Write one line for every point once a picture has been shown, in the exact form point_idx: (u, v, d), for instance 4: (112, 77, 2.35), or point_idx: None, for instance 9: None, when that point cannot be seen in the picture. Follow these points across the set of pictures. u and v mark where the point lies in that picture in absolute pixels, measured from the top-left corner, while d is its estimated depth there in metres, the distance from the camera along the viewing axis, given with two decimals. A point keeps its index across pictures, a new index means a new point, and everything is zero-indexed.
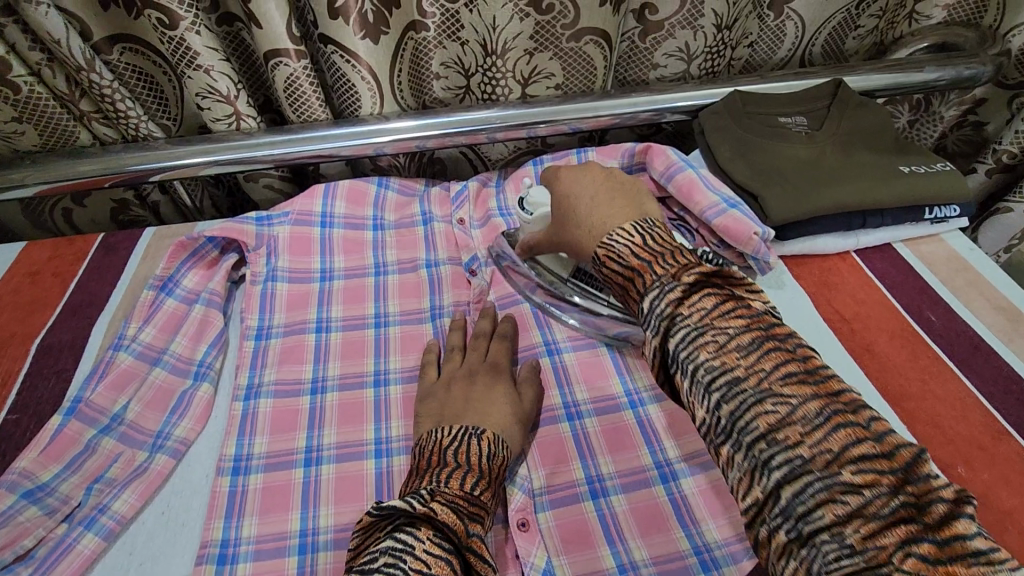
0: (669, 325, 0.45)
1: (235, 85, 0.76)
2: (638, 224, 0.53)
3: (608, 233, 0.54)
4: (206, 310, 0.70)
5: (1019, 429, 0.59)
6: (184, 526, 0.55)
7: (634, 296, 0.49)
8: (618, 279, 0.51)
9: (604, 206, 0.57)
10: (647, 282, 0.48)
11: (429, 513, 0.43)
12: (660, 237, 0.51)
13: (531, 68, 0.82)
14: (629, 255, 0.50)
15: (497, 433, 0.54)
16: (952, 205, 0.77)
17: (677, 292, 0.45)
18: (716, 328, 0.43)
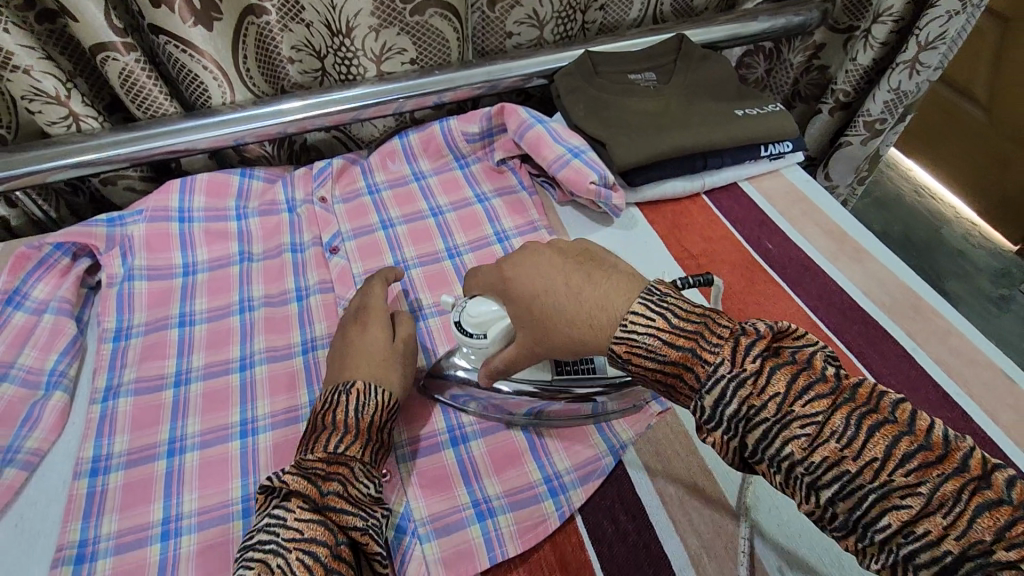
0: (744, 424, 0.39)
1: (64, 84, 0.73)
2: (646, 298, 0.45)
3: (622, 323, 0.44)
4: (57, 318, 0.68)
5: (837, 333, 0.66)
6: (40, 535, 0.53)
7: (685, 392, 0.42)
8: (657, 375, 0.43)
9: (592, 290, 0.47)
10: (701, 376, 0.40)
11: (284, 485, 0.47)
12: (680, 309, 0.44)
13: (381, 45, 0.83)
14: (662, 346, 0.42)
15: (370, 384, 0.55)
16: (784, 141, 0.83)
17: (745, 386, 0.39)
18: (799, 419, 0.37)
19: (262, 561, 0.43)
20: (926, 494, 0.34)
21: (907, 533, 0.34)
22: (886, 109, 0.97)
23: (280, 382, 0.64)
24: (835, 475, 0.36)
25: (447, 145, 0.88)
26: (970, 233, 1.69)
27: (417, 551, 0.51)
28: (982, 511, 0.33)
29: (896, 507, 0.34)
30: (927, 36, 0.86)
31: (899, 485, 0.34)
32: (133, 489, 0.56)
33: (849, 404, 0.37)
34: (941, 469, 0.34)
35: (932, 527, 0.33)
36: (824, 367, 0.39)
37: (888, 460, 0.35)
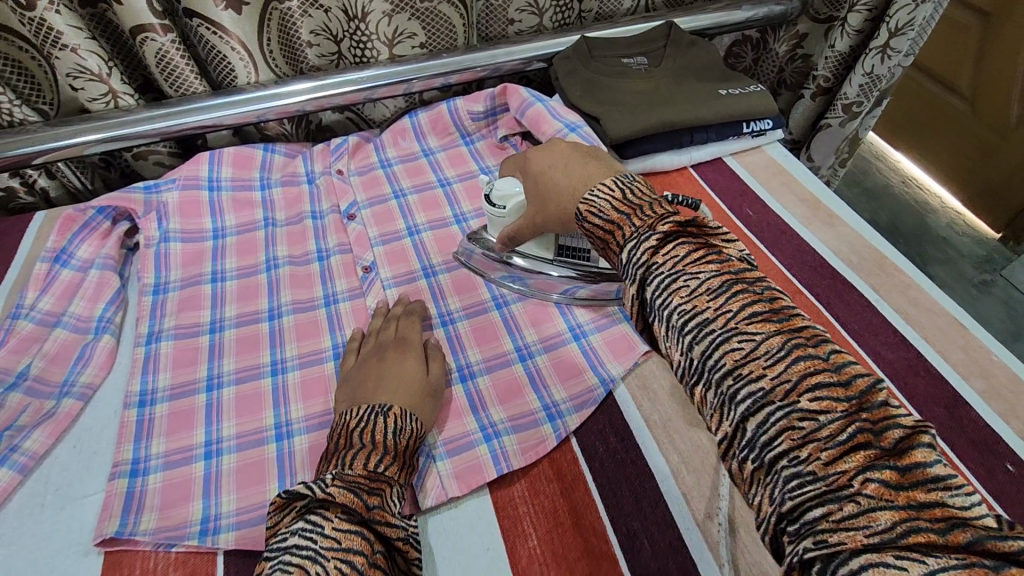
0: (644, 273, 0.43)
1: (106, 62, 0.80)
2: (618, 180, 0.53)
3: (590, 188, 0.53)
4: (102, 273, 0.75)
5: (808, 287, 0.73)
6: (96, 454, 0.60)
7: (614, 247, 0.49)
8: (599, 233, 0.51)
9: (580, 169, 0.58)
10: (625, 233, 0.47)
11: (328, 496, 0.47)
12: (639, 190, 0.51)
13: (393, 29, 0.90)
14: (609, 208, 0.50)
15: (406, 409, 0.56)
16: (765, 119, 0.90)
17: (652, 240, 0.44)
18: (687, 273, 0.41)
19: (301, 566, 0.42)
20: (758, 340, 0.37)
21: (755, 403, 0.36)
22: (862, 92, 1.05)
23: (306, 329, 0.71)
24: (694, 322, 0.40)
25: (455, 124, 0.95)
26: (954, 222, 1.72)
27: (433, 468, 0.58)
28: (800, 360, 0.36)
29: (741, 358, 0.37)
30: (896, 23, 0.93)
31: (743, 331, 0.38)
32: (178, 416, 0.63)
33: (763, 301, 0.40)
34: (778, 324, 0.38)
35: (755, 368, 0.36)
36: (729, 255, 0.43)
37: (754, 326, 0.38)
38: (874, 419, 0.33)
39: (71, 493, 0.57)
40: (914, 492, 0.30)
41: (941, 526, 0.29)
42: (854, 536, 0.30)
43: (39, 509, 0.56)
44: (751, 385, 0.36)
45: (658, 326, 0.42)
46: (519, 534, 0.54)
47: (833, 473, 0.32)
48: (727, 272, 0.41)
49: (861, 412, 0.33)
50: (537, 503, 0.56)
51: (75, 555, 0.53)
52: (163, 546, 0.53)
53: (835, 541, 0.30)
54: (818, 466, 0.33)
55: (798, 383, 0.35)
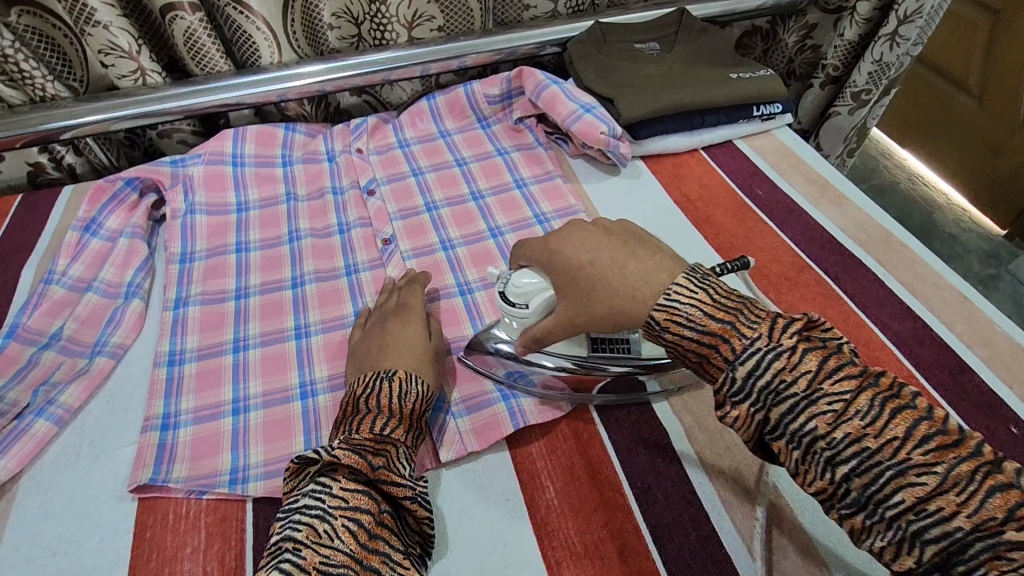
0: (772, 396, 0.41)
1: (136, 40, 0.83)
2: (691, 275, 0.48)
3: (663, 290, 0.48)
4: (130, 242, 0.77)
5: (817, 262, 0.74)
6: (128, 409, 0.62)
7: (717, 363, 0.45)
8: (691, 347, 0.46)
9: (636, 265, 0.51)
10: (736, 348, 0.43)
11: (333, 459, 0.47)
12: (721, 289, 0.47)
13: (413, 12, 0.93)
14: (703, 317, 0.45)
15: (410, 374, 0.57)
16: (775, 102, 0.92)
17: (779, 359, 0.42)
18: (829, 395, 0.40)
19: (310, 525, 0.43)
20: (941, 473, 0.36)
21: (917, 509, 0.36)
22: (870, 80, 1.07)
23: (328, 296, 0.73)
24: (854, 450, 0.38)
25: (471, 107, 0.97)
26: (960, 219, 1.73)
27: (452, 423, 0.60)
28: (994, 492, 0.35)
29: (910, 485, 0.37)
30: (905, 11, 0.95)
31: (914, 463, 0.37)
32: (206, 375, 0.65)
33: (874, 387, 0.40)
34: (957, 452, 0.37)
35: (944, 503, 0.36)
36: (850, 354, 0.43)
37: (902, 436, 0.38)
38: None
39: (104, 444, 0.59)
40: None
41: None
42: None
43: (75, 459, 0.58)
44: (914, 501, 0.36)
45: (785, 446, 0.41)
46: (536, 487, 0.56)
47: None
48: (869, 385, 0.40)
49: None
50: (554, 460, 0.58)
51: (112, 500, 0.55)
52: (195, 493, 0.55)
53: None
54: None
55: (1002, 515, 0.34)
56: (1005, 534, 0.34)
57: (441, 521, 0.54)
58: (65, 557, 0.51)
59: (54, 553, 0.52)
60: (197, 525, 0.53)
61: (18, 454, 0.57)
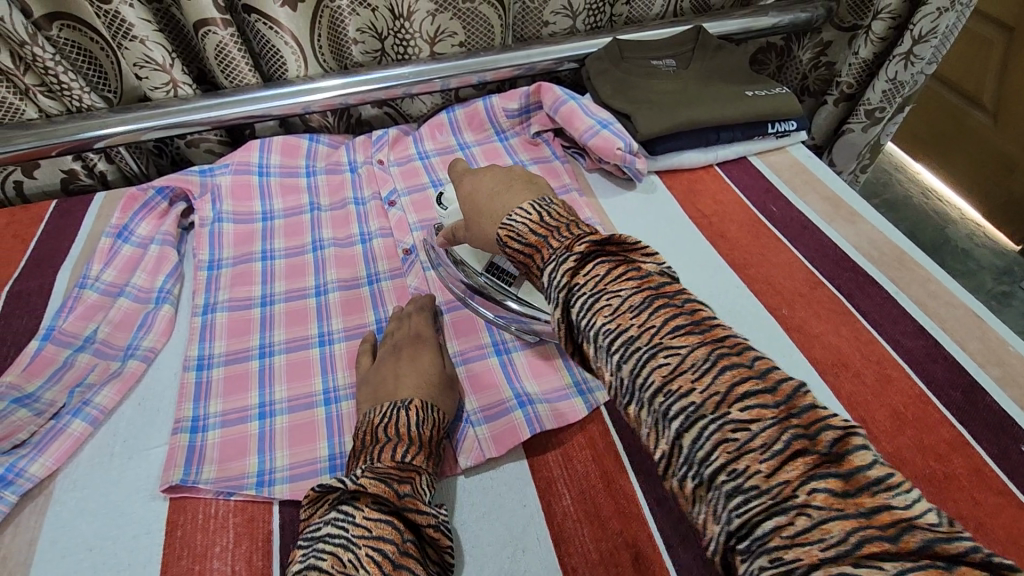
0: (567, 296, 0.44)
1: (169, 54, 0.86)
2: (535, 203, 0.55)
3: (509, 213, 0.56)
4: (161, 249, 0.80)
5: (830, 278, 0.76)
6: (159, 411, 0.64)
7: (535, 272, 0.51)
8: (520, 257, 0.53)
9: (503, 193, 0.61)
10: (543, 256, 0.49)
11: (359, 487, 0.49)
12: (555, 212, 0.54)
13: (436, 28, 0.95)
14: (527, 232, 0.52)
15: (426, 401, 0.59)
16: (790, 120, 0.94)
17: (571, 262, 0.45)
18: (608, 292, 0.42)
19: (335, 555, 0.45)
20: (683, 354, 0.39)
21: (668, 391, 0.38)
22: (885, 98, 1.08)
23: (351, 305, 0.75)
24: (621, 339, 0.41)
25: (490, 121, 1.00)
26: (974, 234, 1.73)
27: (471, 432, 0.62)
28: (726, 370, 0.37)
29: (661, 365, 0.39)
30: (920, 30, 0.96)
31: (667, 345, 0.39)
32: (234, 380, 0.67)
33: (652, 289, 0.42)
34: (701, 336, 0.39)
35: (683, 383, 0.38)
36: (649, 269, 0.45)
37: (661, 324, 0.40)
38: (806, 423, 0.35)
39: (136, 444, 0.61)
40: (862, 498, 0.31)
41: (894, 533, 0.30)
42: (810, 552, 0.30)
43: (109, 458, 0.60)
44: (664, 381, 0.38)
45: (585, 346, 0.43)
46: (553, 494, 0.57)
47: (777, 486, 0.33)
48: (648, 287, 0.42)
49: (792, 417, 0.35)
50: (571, 468, 0.59)
51: (144, 499, 0.57)
52: (224, 494, 0.57)
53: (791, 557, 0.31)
54: (761, 480, 0.34)
55: (728, 395, 0.36)
56: (731, 414, 0.36)
57: (460, 525, 0.56)
58: (101, 553, 0.54)
59: (90, 548, 0.54)
60: (226, 525, 0.55)
61: (55, 451, 0.59)
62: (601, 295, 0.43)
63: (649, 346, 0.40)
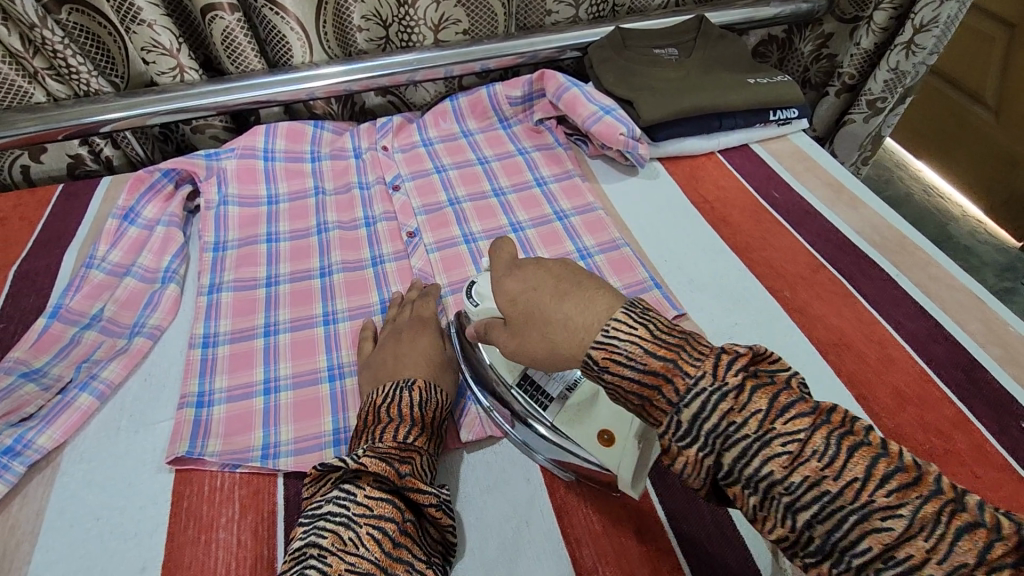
0: (723, 442, 0.36)
1: (176, 38, 0.87)
2: (630, 308, 0.42)
3: (601, 327, 0.41)
4: (167, 230, 0.80)
5: (831, 262, 0.76)
6: (165, 386, 0.65)
7: (660, 405, 0.39)
8: (633, 388, 0.40)
9: (574, 295, 0.45)
10: (680, 387, 0.38)
11: (361, 467, 0.49)
12: (663, 322, 0.41)
13: (440, 15, 0.96)
14: (643, 354, 0.39)
15: (428, 382, 0.59)
16: (791, 108, 0.94)
17: (726, 400, 0.37)
18: (783, 437, 0.35)
19: (335, 532, 0.45)
20: (907, 516, 0.32)
21: (888, 558, 0.32)
22: (886, 88, 1.08)
23: (355, 285, 0.76)
24: (815, 497, 0.34)
25: (493, 108, 1.00)
26: (976, 230, 1.73)
27: (474, 409, 0.62)
28: (963, 535, 0.31)
29: (876, 531, 0.32)
30: (921, 19, 0.97)
31: (880, 506, 0.33)
32: (239, 356, 0.68)
33: (829, 424, 0.35)
34: (919, 491, 0.33)
35: (914, 551, 0.31)
36: (799, 390, 0.38)
37: (867, 478, 0.33)
38: None
39: (143, 418, 0.62)
40: None
41: None
42: (918, 545, 0.31)
43: (115, 432, 0.61)
44: (883, 550, 0.32)
45: (742, 493, 0.36)
46: (556, 469, 0.58)
47: None
48: (826, 423, 0.36)
49: None
50: None
51: (150, 471, 0.58)
52: (229, 467, 0.58)
53: (903, 556, 0.32)
54: None
55: (769, 411, 0.36)
56: None
57: (464, 499, 0.56)
58: (108, 522, 0.54)
59: (97, 518, 0.54)
60: (231, 497, 0.56)
61: (63, 424, 0.60)
62: (772, 440, 0.35)
63: (858, 508, 0.33)
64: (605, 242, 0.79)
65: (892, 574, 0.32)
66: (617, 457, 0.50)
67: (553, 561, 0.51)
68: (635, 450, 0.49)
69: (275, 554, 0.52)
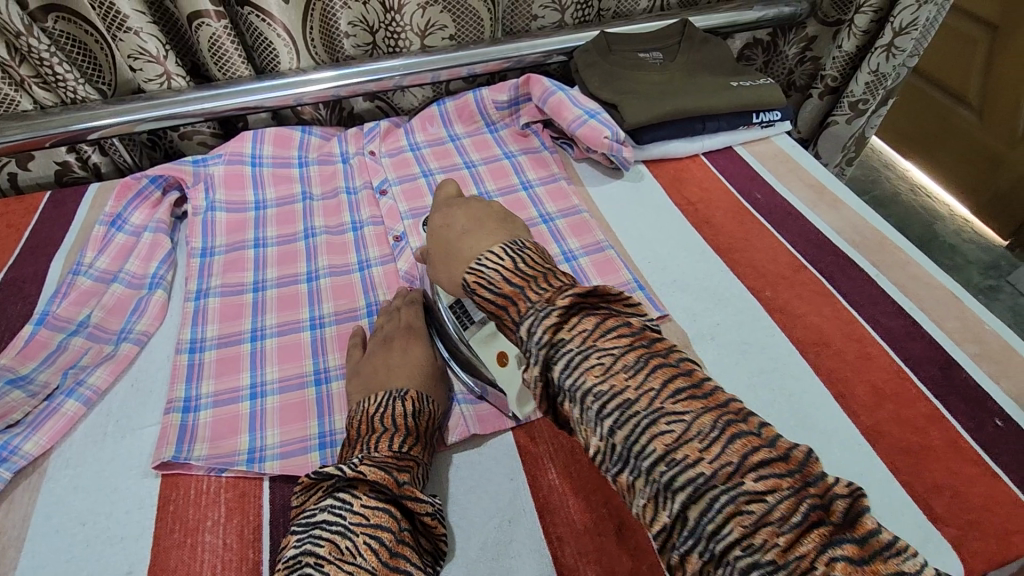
0: (548, 353, 0.43)
1: (163, 45, 0.88)
2: (507, 246, 0.51)
3: (478, 256, 0.52)
4: (154, 236, 0.81)
5: (812, 262, 0.77)
6: (152, 392, 0.65)
7: (509, 324, 0.47)
8: (491, 307, 0.49)
9: (476, 234, 0.57)
10: (520, 309, 0.46)
11: (359, 475, 0.50)
12: (530, 259, 0.50)
13: (426, 21, 0.97)
14: (500, 281, 0.48)
15: (422, 394, 0.60)
16: (774, 110, 0.96)
17: (553, 317, 0.43)
18: (598, 350, 0.42)
19: (332, 541, 0.46)
20: (687, 420, 0.38)
21: (670, 458, 0.38)
22: (868, 90, 1.10)
23: (342, 290, 0.76)
24: (616, 403, 0.40)
25: (480, 112, 1.01)
26: (962, 230, 1.75)
27: (458, 409, 0.63)
28: (736, 439, 0.37)
29: (661, 433, 0.38)
30: (900, 22, 0.98)
31: (669, 411, 0.39)
32: (226, 361, 0.68)
33: (645, 347, 0.42)
34: (704, 403, 0.39)
35: (689, 451, 0.37)
36: (637, 323, 0.44)
37: (661, 387, 0.40)
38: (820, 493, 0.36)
39: (130, 424, 0.62)
40: (875, 564, 0.33)
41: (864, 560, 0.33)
42: (692, 446, 0.38)
43: (102, 437, 0.61)
44: (665, 450, 0.38)
45: (569, 405, 0.42)
46: (540, 469, 0.58)
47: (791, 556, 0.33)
48: (642, 345, 0.42)
49: (808, 488, 0.36)
50: (557, 443, 0.60)
51: (136, 476, 0.58)
52: (215, 471, 0.58)
53: (680, 456, 0.37)
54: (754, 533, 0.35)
55: (662, 391, 0.40)
56: (744, 485, 0.36)
57: (448, 499, 0.57)
58: (94, 527, 0.54)
59: (83, 523, 0.55)
60: (218, 501, 0.56)
61: (49, 430, 0.60)
62: (590, 353, 0.42)
63: (649, 413, 0.39)
64: (590, 245, 0.80)
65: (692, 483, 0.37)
66: (507, 378, 0.61)
67: (535, 559, 0.52)
68: (518, 378, 0.60)
69: (261, 557, 0.53)
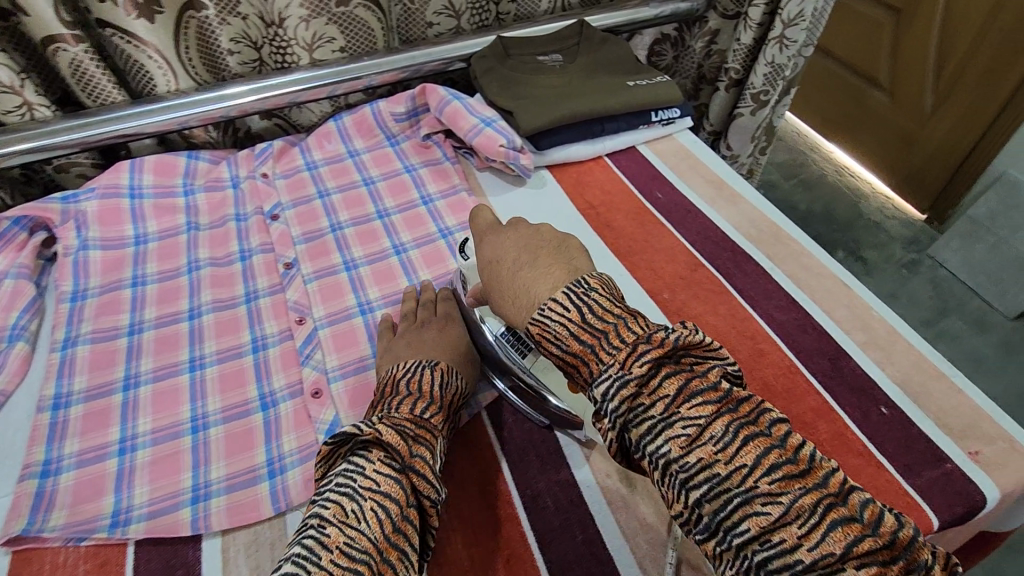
0: (626, 419, 0.39)
1: (17, 74, 0.81)
2: (570, 290, 0.45)
3: (539, 305, 0.46)
4: (16, 283, 0.74)
5: (710, 260, 0.77)
6: (7, 459, 0.60)
7: (581, 382, 0.44)
8: (560, 361, 0.45)
9: (528, 269, 0.50)
10: (593, 371, 0.42)
11: (377, 434, 0.45)
12: (598, 306, 0.44)
13: (312, 34, 0.93)
14: (568, 336, 0.43)
15: (453, 370, 0.59)
16: (672, 108, 0.96)
17: (630, 386, 0.39)
18: (684, 419, 0.38)
19: (339, 503, 0.40)
20: (785, 503, 0.34)
21: (765, 540, 0.34)
22: (767, 82, 1.11)
23: (225, 326, 0.72)
24: (705, 477, 0.36)
25: (379, 126, 0.97)
26: (884, 206, 1.79)
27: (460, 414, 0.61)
28: (836, 525, 0.33)
29: (756, 514, 0.35)
30: (788, 14, 1.00)
31: (762, 491, 0.35)
32: (93, 416, 0.63)
33: (732, 413, 0.38)
34: (802, 482, 0.35)
35: (787, 536, 0.34)
36: (718, 380, 0.40)
37: (755, 466, 0.36)
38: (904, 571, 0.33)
39: None
40: None
41: None
42: (790, 530, 0.34)
43: None
44: (760, 531, 0.34)
45: (648, 466, 0.39)
46: None
47: None
48: (729, 411, 0.38)
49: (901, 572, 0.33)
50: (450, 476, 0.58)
51: None
52: (74, 540, 0.54)
53: (777, 539, 0.34)
54: None
55: (678, 396, 0.39)
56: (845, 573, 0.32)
57: None
58: None
59: None
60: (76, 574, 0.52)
61: None
62: (675, 420, 0.38)
63: (742, 491, 0.35)
64: None
65: (766, 555, 0.34)
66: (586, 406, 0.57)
67: None
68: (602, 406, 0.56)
69: None
